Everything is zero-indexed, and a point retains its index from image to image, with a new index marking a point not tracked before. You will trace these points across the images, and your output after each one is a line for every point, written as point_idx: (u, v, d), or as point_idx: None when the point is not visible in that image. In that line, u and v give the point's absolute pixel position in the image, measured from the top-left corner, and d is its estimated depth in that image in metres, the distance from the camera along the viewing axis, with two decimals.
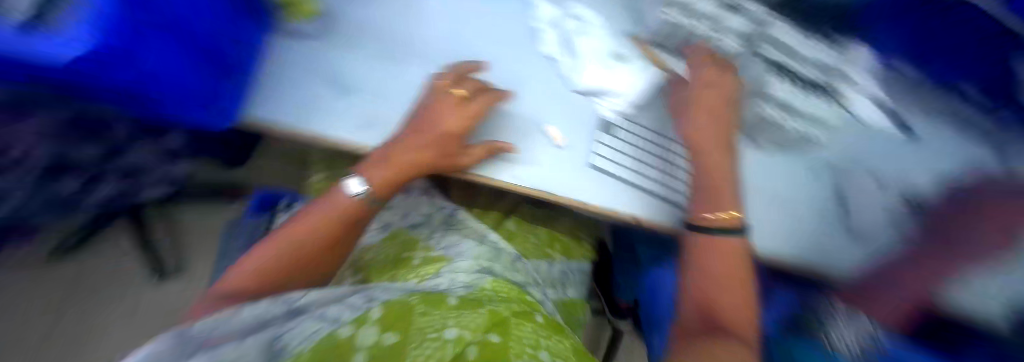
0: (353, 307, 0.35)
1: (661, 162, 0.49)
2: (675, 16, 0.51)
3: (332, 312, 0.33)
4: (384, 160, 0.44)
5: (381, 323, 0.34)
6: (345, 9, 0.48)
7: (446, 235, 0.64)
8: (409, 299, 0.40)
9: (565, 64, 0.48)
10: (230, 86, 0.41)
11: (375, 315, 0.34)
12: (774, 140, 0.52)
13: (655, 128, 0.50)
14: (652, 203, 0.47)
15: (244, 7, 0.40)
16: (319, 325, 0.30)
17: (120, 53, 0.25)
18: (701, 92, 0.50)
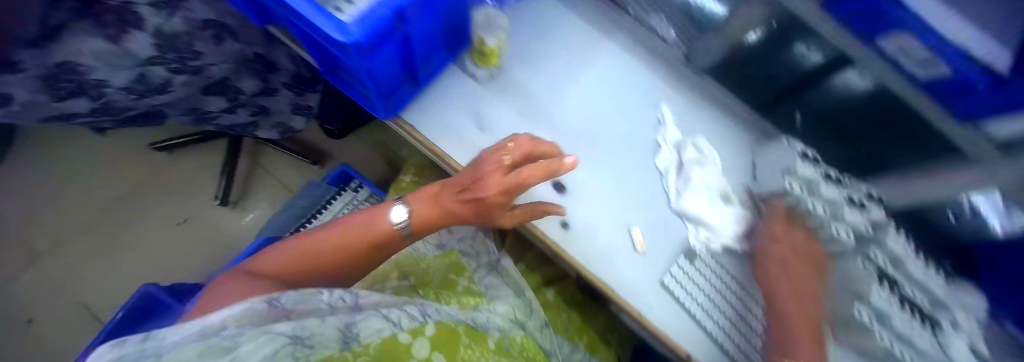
0: (412, 317, 0.48)
1: (733, 314, 0.47)
2: (796, 189, 0.50)
3: (396, 317, 0.46)
4: (432, 199, 0.49)
5: (432, 341, 0.48)
6: (511, 65, 0.55)
7: (490, 274, 0.68)
8: (456, 326, 0.52)
9: (676, 182, 0.51)
10: (407, 91, 0.50)
11: (429, 332, 0.48)
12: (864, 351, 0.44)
13: (739, 275, 0.49)
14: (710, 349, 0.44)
15: (448, 41, 0.50)
16: (386, 326, 0.44)
17: (359, 46, 0.34)
18: (798, 272, 0.46)
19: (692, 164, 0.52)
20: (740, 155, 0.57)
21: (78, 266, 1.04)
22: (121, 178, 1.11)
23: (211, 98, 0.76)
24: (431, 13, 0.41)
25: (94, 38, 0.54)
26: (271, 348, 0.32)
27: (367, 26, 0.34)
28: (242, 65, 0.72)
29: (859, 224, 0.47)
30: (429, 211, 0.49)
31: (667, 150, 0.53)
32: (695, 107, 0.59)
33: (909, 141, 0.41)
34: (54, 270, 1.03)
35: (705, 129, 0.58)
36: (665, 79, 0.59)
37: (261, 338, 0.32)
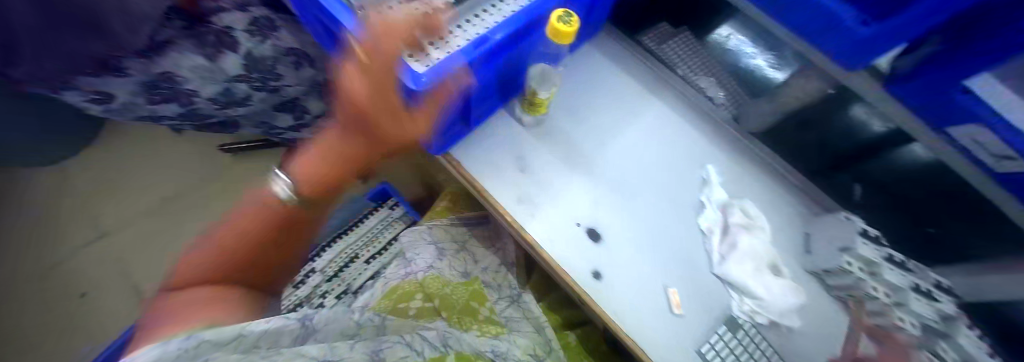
0: (434, 348, 0.47)
1: None
2: (857, 270, 0.46)
3: (419, 346, 0.46)
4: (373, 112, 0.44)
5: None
6: (559, 113, 0.58)
7: (510, 306, 0.68)
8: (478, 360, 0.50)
9: (718, 245, 0.51)
10: (459, 131, 0.52)
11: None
12: None
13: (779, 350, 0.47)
14: None
15: (505, 88, 0.53)
16: (410, 354, 0.43)
17: (424, 94, 0.38)
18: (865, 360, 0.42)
19: (738, 229, 0.51)
20: (792, 224, 0.56)
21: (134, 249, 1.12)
22: (184, 169, 1.22)
23: (281, 114, 0.84)
24: (493, 65, 0.44)
25: (194, 55, 0.63)
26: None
27: (434, 76, 0.37)
28: (315, 87, 0.80)
29: (927, 316, 0.44)
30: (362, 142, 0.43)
31: (710, 210, 0.53)
32: (738, 170, 0.59)
33: (986, 233, 0.43)
34: (111, 251, 1.11)
35: (747, 193, 0.58)
36: (710, 139, 0.61)
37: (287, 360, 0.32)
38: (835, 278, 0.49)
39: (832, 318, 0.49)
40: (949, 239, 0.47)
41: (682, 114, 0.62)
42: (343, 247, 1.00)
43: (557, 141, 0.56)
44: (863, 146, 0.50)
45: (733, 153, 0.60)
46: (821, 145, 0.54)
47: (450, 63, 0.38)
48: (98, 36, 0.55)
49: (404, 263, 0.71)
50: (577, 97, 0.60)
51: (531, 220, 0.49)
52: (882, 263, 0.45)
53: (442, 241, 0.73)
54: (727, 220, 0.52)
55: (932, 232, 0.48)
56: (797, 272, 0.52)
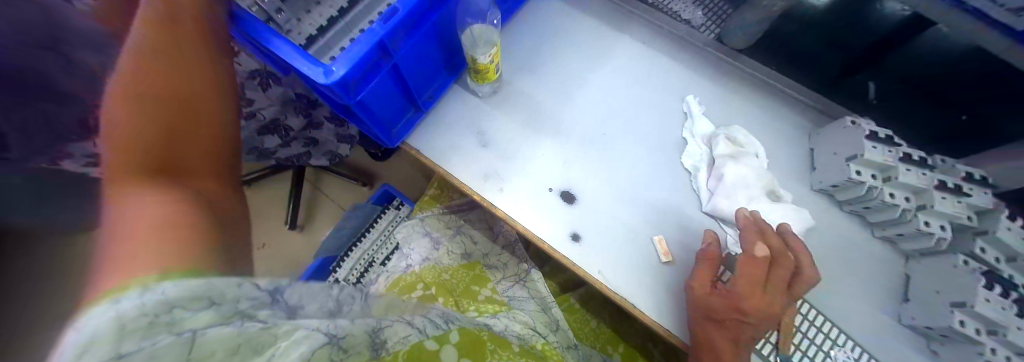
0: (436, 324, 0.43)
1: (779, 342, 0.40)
2: (870, 179, 0.40)
3: (420, 323, 0.41)
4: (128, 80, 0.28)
5: (460, 348, 0.42)
6: (513, 76, 0.54)
7: (514, 286, 0.66)
8: (481, 333, 0.48)
9: (703, 182, 0.46)
10: (409, 117, 0.51)
11: (454, 339, 0.43)
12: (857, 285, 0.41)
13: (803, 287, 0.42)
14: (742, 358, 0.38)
15: (443, 61, 0.51)
16: (412, 332, 0.38)
17: (343, 83, 0.36)
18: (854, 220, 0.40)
19: (725, 160, 0.46)
20: (793, 142, 0.50)
21: None
22: None
23: (268, 138, 0.86)
24: (413, 39, 0.42)
25: None
26: (308, 345, 0.22)
27: (348, 63, 0.35)
28: (287, 103, 0.81)
29: (961, 215, 0.38)
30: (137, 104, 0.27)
31: (695, 145, 0.49)
32: (729, 95, 0.53)
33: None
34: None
35: (743, 117, 0.52)
36: (691, 66, 0.55)
37: (303, 343, 0.22)
38: (846, 192, 0.43)
39: (849, 237, 0.44)
40: (989, 122, 0.39)
41: (656, 47, 0.56)
42: (359, 254, 1.03)
43: (517, 106, 0.53)
44: (876, 44, 0.42)
45: (720, 76, 0.54)
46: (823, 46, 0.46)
47: (361, 43, 0.36)
48: None
49: (403, 258, 0.73)
50: (532, 55, 0.55)
51: (499, 195, 0.48)
52: (897, 165, 0.39)
53: (436, 230, 0.73)
54: (712, 154, 0.48)
55: (965, 118, 0.41)
56: (801, 191, 0.47)
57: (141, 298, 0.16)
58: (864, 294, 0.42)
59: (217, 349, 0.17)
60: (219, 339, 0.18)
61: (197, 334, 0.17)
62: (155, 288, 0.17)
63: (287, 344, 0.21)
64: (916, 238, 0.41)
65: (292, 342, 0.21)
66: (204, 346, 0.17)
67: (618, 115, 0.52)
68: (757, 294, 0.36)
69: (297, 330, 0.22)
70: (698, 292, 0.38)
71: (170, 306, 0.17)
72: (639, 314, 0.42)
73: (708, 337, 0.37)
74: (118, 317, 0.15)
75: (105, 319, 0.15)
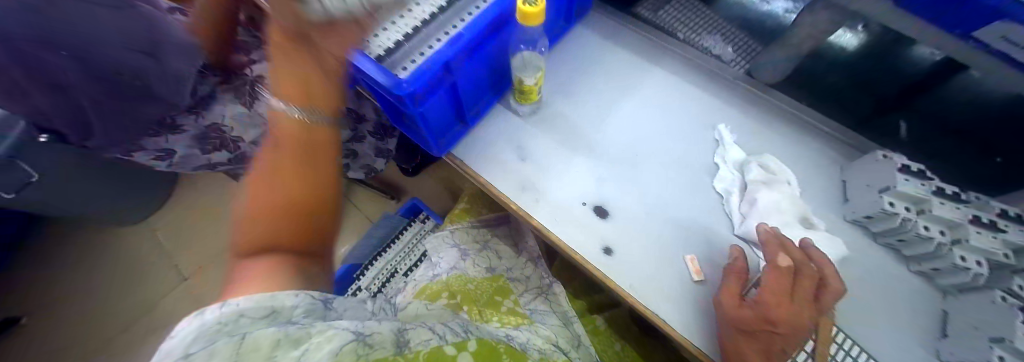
0: (453, 334, 0.44)
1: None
2: (903, 211, 0.42)
3: (441, 332, 0.43)
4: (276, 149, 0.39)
5: (476, 354, 0.40)
6: (554, 97, 0.59)
7: (536, 299, 0.67)
8: (497, 344, 0.46)
9: (733, 206, 0.48)
10: (458, 130, 0.56)
11: (472, 345, 0.42)
12: (864, 309, 0.43)
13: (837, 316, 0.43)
14: None
15: (493, 82, 0.56)
16: (433, 338, 0.41)
17: (411, 95, 0.41)
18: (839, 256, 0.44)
19: (757, 185, 0.48)
20: (824, 174, 0.51)
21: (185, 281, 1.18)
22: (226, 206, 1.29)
23: None
24: (472, 61, 0.47)
25: (236, 104, 0.75)
26: (338, 339, 0.25)
27: (417, 78, 0.40)
28: None
29: (998, 251, 0.39)
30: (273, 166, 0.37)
31: (726, 170, 0.51)
32: (760, 126, 0.56)
33: None
34: (188, 286, 1.17)
35: (773, 146, 0.54)
36: (722, 97, 0.58)
37: (330, 338, 0.25)
38: (880, 223, 0.44)
39: (882, 269, 0.45)
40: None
41: (690, 78, 0.60)
42: (383, 263, 1.06)
43: (555, 126, 0.57)
44: (908, 88, 0.48)
45: (752, 108, 0.57)
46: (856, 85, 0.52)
47: (431, 61, 0.41)
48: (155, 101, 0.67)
49: (431, 267, 0.75)
50: (572, 80, 0.60)
51: (536, 205, 0.51)
52: (931, 198, 0.41)
53: (464, 243, 0.75)
54: (743, 180, 0.50)
55: (1000, 161, 0.44)
56: (833, 221, 0.48)
57: (220, 308, 0.24)
58: (898, 327, 0.42)
59: (260, 343, 0.22)
60: (265, 337, 0.23)
61: (247, 334, 0.23)
62: (232, 303, 0.25)
63: (319, 339, 0.24)
64: (953, 273, 0.41)
65: (320, 340, 0.24)
66: (250, 342, 0.22)
67: (652, 138, 0.55)
68: (789, 307, 0.36)
69: (329, 330, 0.26)
70: (728, 305, 0.39)
71: (236, 314, 0.24)
72: (670, 330, 0.43)
73: (739, 352, 0.36)
74: (203, 319, 0.23)
75: (197, 323, 0.23)
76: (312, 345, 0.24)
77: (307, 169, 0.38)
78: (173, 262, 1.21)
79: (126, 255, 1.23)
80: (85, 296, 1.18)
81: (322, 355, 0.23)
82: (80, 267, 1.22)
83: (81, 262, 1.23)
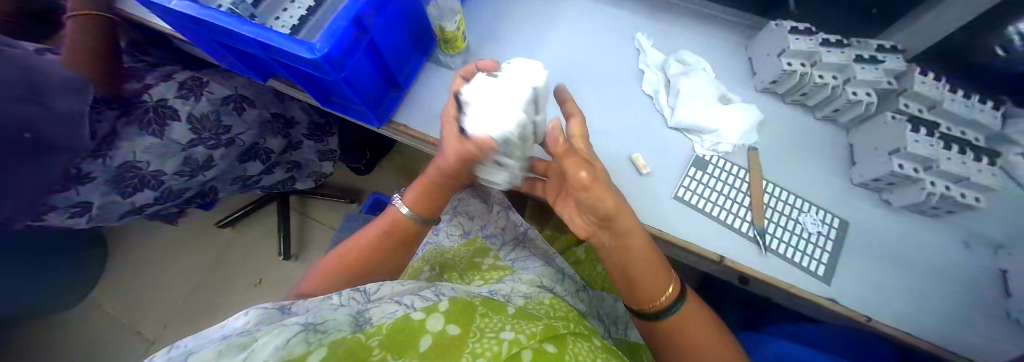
0: (423, 299, 0.39)
1: (755, 231, 0.43)
2: (799, 65, 0.46)
3: (409, 301, 0.38)
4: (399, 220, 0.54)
5: (448, 316, 0.37)
6: (476, 44, 0.59)
7: (515, 248, 0.67)
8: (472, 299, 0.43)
9: (665, 102, 0.51)
10: (392, 97, 0.56)
11: (443, 307, 0.38)
12: (789, 162, 0.47)
13: (773, 174, 0.47)
14: (730, 240, 0.43)
15: (413, 42, 0.55)
16: (399, 308, 0.37)
17: (329, 59, 0.39)
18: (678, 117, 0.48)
19: (678, 77, 0.51)
20: (734, 56, 0.55)
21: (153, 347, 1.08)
22: (175, 259, 1.18)
23: (249, 165, 0.83)
24: (383, 18, 0.47)
25: (144, 136, 0.68)
26: (283, 336, 0.28)
27: (329, 38, 0.38)
28: (265, 125, 0.80)
29: (879, 79, 0.43)
30: (387, 234, 0.54)
31: (651, 73, 0.54)
32: (671, 26, 0.59)
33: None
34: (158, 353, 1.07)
35: (687, 44, 0.57)
36: (632, 10, 0.60)
37: (276, 337, 0.28)
38: (786, 85, 0.49)
39: (797, 123, 0.50)
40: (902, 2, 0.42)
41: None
42: None
43: None
44: None
45: (659, 14, 0.60)
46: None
47: (341, 20, 0.39)
48: (52, 153, 0.60)
49: None
50: (489, 25, 0.60)
51: None
52: (819, 49, 0.45)
53: None
54: (669, 77, 0.52)
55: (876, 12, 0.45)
56: (751, 94, 0.52)
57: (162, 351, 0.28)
58: (820, 168, 0.47)
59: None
60: (203, 357, 0.25)
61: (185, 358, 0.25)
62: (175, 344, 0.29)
63: (261, 343, 0.27)
64: (850, 109, 0.46)
65: (263, 341, 0.27)
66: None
67: (579, 61, 0.57)
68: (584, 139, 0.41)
69: (274, 330, 0.29)
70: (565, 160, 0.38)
71: (179, 350, 0.28)
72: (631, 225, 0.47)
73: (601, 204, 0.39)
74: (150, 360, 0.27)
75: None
76: (252, 352, 0.26)
77: (404, 249, 0.55)
78: (134, 331, 1.10)
79: (77, 347, 1.10)
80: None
81: (265, 355, 0.26)
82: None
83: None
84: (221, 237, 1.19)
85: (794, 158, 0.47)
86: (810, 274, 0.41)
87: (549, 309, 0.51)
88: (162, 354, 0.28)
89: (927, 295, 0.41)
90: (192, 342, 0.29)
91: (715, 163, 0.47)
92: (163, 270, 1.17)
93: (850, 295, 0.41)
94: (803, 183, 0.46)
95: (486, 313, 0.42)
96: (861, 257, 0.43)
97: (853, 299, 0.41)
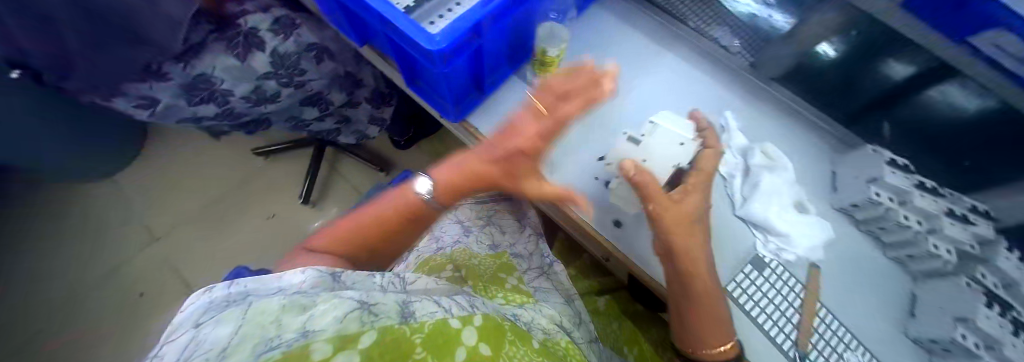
0: (460, 308, 0.39)
1: (796, 351, 0.43)
2: (885, 200, 0.45)
3: (448, 306, 0.38)
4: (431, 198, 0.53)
5: (481, 333, 0.36)
6: (567, 73, 0.61)
7: (538, 277, 0.68)
8: (502, 323, 0.43)
9: (738, 190, 0.51)
10: (475, 97, 0.57)
11: (477, 322, 0.38)
12: (845, 292, 0.47)
13: (827, 298, 0.46)
14: (769, 353, 0.43)
15: (513, 52, 0.56)
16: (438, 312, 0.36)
17: (442, 53, 0.41)
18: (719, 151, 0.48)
19: (760, 170, 0.51)
20: (816, 165, 0.55)
21: (160, 246, 1.12)
22: (203, 169, 1.21)
23: (307, 109, 0.87)
24: (499, 28, 0.48)
25: (228, 56, 0.69)
26: (340, 309, 0.27)
27: (449, 36, 0.40)
28: (334, 79, 0.83)
29: (963, 240, 0.42)
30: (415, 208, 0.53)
31: (731, 155, 0.53)
32: (762, 115, 0.58)
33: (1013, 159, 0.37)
34: (164, 254, 1.10)
35: (772, 138, 0.56)
36: (728, 87, 0.60)
37: (334, 305, 0.27)
38: (865, 212, 0.48)
39: (861, 253, 0.49)
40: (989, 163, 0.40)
41: (698, 66, 0.61)
42: None
43: None
44: (885, 96, 0.45)
45: (755, 100, 0.59)
46: (842, 86, 0.49)
47: (465, 22, 0.41)
48: (145, 47, 0.62)
49: (432, 240, 0.73)
50: (584, 59, 0.61)
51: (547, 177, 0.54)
52: (912, 191, 0.44)
53: (467, 220, 0.74)
54: (748, 166, 0.52)
55: (968, 164, 0.42)
56: (823, 209, 0.52)
57: (226, 288, 0.29)
58: (876, 308, 0.46)
59: (261, 311, 0.25)
60: (269, 305, 0.26)
61: (253, 303, 0.26)
62: (239, 282, 0.30)
63: (323, 308, 0.27)
64: (925, 259, 0.45)
65: (322, 308, 0.27)
66: (255, 310, 0.25)
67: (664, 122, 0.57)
68: (697, 210, 0.44)
69: (331, 299, 0.28)
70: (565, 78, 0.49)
71: (241, 292, 0.28)
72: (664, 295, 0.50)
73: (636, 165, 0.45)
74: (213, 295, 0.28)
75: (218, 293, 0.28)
76: (314, 316, 0.26)
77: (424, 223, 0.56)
78: (146, 224, 1.14)
79: (91, 222, 1.14)
80: (49, 277, 1.08)
81: (325, 323, 0.25)
82: (37, 246, 1.11)
83: (39, 241, 1.12)
84: (251, 163, 1.22)
85: (851, 289, 0.47)
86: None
87: (562, 353, 0.51)
88: (224, 287, 0.29)
89: None
90: (255, 285, 0.30)
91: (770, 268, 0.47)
92: (187, 176, 1.20)
93: None
94: (854, 316, 0.46)
95: (515, 341, 0.42)
96: None
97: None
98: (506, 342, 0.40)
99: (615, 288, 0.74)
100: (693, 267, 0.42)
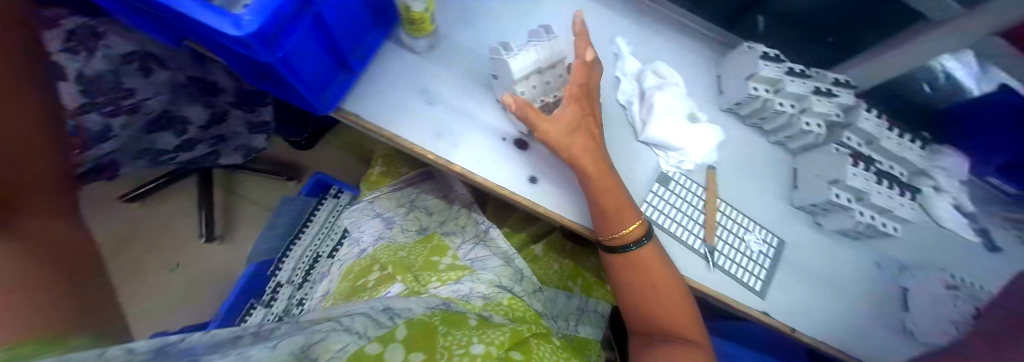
0: (379, 323, 0.37)
1: (706, 249, 0.46)
2: (762, 92, 0.47)
3: (360, 328, 0.34)
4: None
5: (408, 343, 0.36)
6: (447, 30, 0.54)
7: (475, 247, 0.65)
8: (431, 318, 0.42)
9: (637, 114, 0.50)
10: (343, 79, 0.48)
11: (401, 336, 0.36)
12: (738, 186, 0.50)
13: (727, 195, 0.49)
14: (687, 260, 0.46)
15: (372, 13, 0.48)
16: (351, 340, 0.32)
17: (262, 35, 0.31)
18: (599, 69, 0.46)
19: (653, 90, 0.50)
20: (703, 72, 0.56)
21: None
22: None
23: (160, 136, 0.67)
24: None
25: None
26: None
27: (262, 10, 0.30)
28: (179, 91, 0.62)
29: (829, 112, 0.45)
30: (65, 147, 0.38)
31: (626, 82, 0.52)
32: (655, 32, 0.57)
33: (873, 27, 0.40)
34: None
35: (663, 53, 0.56)
36: (616, 9, 0.57)
37: None
38: (747, 107, 0.50)
39: (750, 146, 0.52)
40: (853, 40, 0.43)
41: None
42: (302, 250, 0.88)
43: (456, 62, 0.53)
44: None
45: (644, 16, 0.57)
46: None
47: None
48: None
49: (354, 244, 0.70)
50: (461, 11, 0.55)
51: (454, 151, 0.49)
52: (783, 78, 0.46)
53: (387, 211, 0.71)
54: (643, 88, 0.51)
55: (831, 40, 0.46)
56: (714, 113, 0.53)
57: None
58: (763, 191, 0.50)
59: None
60: None
61: None
62: None
63: None
64: (802, 136, 0.48)
65: None
66: None
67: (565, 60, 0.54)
68: (577, 121, 0.43)
69: None
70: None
71: None
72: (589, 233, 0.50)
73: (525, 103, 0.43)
74: None
75: None
76: None
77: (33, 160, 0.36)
78: None
79: None
80: None
81: None
82: None
83: None
84: (123, 214, 1.01)
85: (744, 182, 0.50)
86: (749, 290, 0.45)
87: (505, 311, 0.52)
88: None
89: (830, 306, 0.47)
90: None
91: (676, 183, 0.48)
92: None
93: (778, 307, 0.46)
94: (746, 202, 0.49)
95: (447, 331, 0.40)
96: (793, 279, 0.47)
97: (782, 312, 0.46)
98: (439, 330, 0.40)
99: (549, 233, 0.74)
100: (600, 180, 0.42)
